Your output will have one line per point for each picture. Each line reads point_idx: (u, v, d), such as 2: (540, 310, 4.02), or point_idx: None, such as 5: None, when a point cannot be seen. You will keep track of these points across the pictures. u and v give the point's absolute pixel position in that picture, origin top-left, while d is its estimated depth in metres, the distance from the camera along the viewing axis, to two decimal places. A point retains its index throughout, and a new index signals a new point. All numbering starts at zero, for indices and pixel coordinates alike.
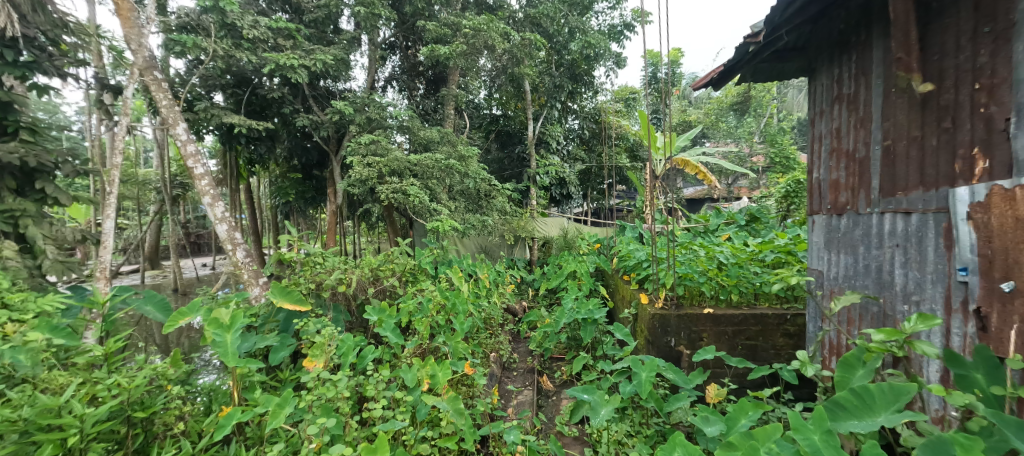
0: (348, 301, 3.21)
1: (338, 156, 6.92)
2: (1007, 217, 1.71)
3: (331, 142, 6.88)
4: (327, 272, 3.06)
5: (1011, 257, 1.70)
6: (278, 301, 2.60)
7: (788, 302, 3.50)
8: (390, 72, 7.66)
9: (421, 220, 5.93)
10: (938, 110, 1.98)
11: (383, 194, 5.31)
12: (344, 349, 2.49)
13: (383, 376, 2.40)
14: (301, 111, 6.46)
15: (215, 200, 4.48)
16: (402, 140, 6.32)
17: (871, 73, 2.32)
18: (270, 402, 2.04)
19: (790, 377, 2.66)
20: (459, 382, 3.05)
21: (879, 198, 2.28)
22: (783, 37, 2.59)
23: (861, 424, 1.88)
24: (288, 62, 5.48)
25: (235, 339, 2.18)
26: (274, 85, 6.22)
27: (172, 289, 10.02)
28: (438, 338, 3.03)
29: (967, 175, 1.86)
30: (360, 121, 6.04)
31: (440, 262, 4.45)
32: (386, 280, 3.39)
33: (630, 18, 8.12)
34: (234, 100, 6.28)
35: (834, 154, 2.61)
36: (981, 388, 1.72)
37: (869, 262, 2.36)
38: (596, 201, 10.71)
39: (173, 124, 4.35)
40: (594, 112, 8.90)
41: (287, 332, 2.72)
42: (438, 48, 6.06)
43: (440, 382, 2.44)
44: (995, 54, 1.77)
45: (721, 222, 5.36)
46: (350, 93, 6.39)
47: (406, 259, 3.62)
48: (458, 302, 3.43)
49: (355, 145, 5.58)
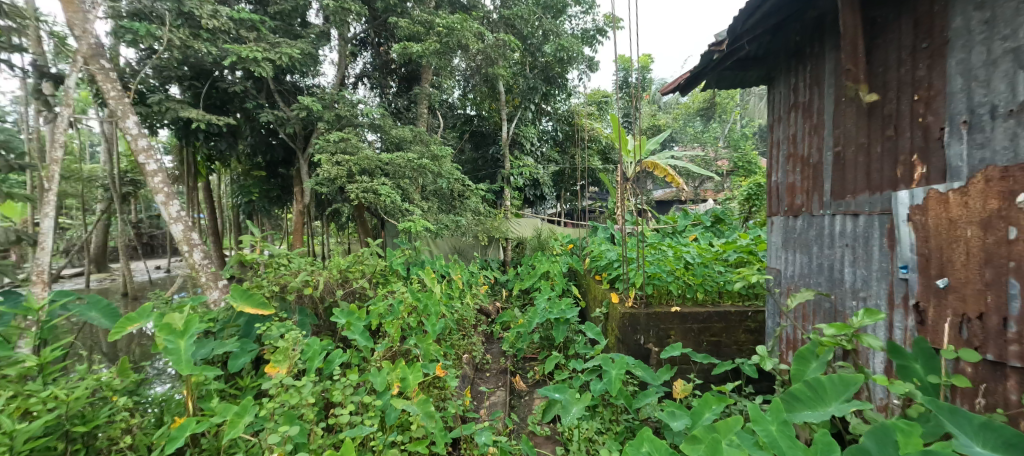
0: (316, 304, 3.17)
1: (306, 154, 6.76)
2: (941, 219, 1.84)
3: (298, 139, 6.73)
4: (292, 275, 3.00)
5: (945, 255, 1.84)
6: (238, 305, 2.54)
7: (749, 299, 3.68)
8: (361, 69, 7.55)
9: (393, 220, 5.88)
10: (882, 118, 2.11)
11: (352, 193, 5.23)
12: (310, 353, 2.47)
13: (352, 381, 2.40)
14: (265, 106, 6.30)
15: (169, 198, 4.29)
16: (373, 138, 6.24)
17: (824, 83, 2.47)
18: (228, 411, 2.01)
19: (751, 372, 2.75)
20: (431, 384, 3.07)
21: (830, 201, 2.42)
22: (744, 47, 2.71)
23: (813, 414, 1.99)
24: (251, 54, 5.34)
25: (189, 346, 2.13)
26: (237, 79, 6.08)
27: (121, 293, 9.53)
28: (409, 340, 3.04)
29: (907, 180, 2.00)
30: (329, 118, 5.90)
31: (412, 262, 4.46)
32: (356, 282, 3.37)
33: (602, 24, 8.30)
34: (192, 94, 6.09)
35: (791, 159, 2.75)
36: (919, 377, 1.84)
37: (822, 261, 2.51)
38: (568, 203, 10.84)
39: (122, 117, 4.16)
40: (567, 115, 9.00)
41: (248, 338, 2.66)
42: (411, 46, 5.98)
43: (410, 384, 2.45)
44: (931, 68, 1.90)
45: (688, 223, 5.54)
46: (319, 90, 6.27)
47: (376, 260, 3.61)
48: (431, 304, 3.42)
49: (323, 142, 5.44)
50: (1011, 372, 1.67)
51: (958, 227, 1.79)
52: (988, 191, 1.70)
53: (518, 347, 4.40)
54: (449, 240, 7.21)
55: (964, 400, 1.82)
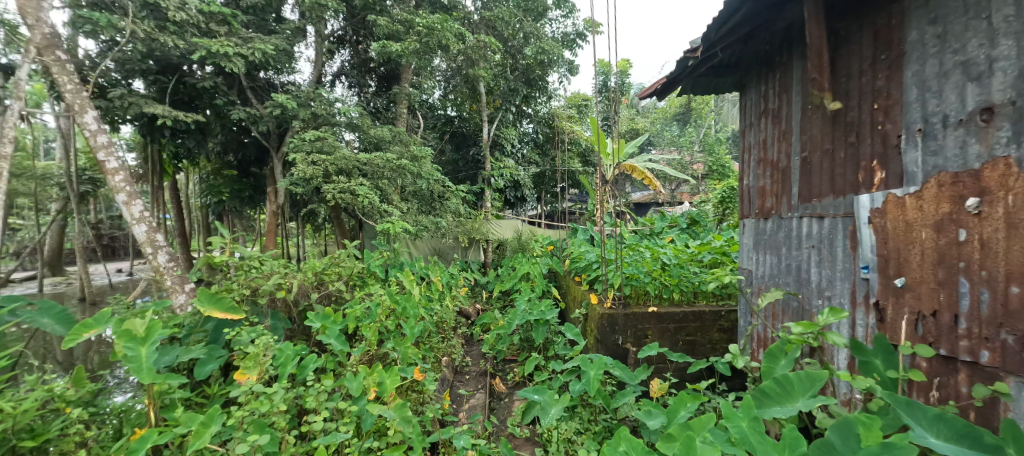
0: (289, 308, 3.11)
1: (280, 153, 6.64)
2: (899, 222, 1.94)
3: (272, 138, 6.59)
4: (264, 277, 2.94)
5: (902, 257, 1.94)
6: (206, 310, 2.49)
7: (723, 299, 3.79)
8: (339, 66, 7.48)
9: (371, 221, 5.82)
10: (845, 125, 2.21)
11: (329, 194, 5.17)
12: (282, 359, 2.41)
13: (325, 387, 2.38)
14: (237, 103, 6.14)
15: (131, 198, 4.16)
16: (351, 138, 6.17)
17: (792, 91, 2.57)
18: (194, 421, 1.96)
19: (724, 370, 2.81)
20: (410, 388, 3.08)
21: (798, 204, 2.52)
22: (717, 54, 2.80)
23: (782, 410, 2.07)
24: (220, 49, 5.18)
25: (150, 353, 2.04)
26: (206, 74, 5.89)
27: (79, 298, 9.14)
28: (387, 344, 3.03)
29: (868, 185, 2.10)
30: (305, 117, 5.80)
31: (391, 264, 4.44)
32: (331, 285, 3.33)
33: (582, 28, 8.40)
34: (158, 89, 5.84)
35: (761, 164, 2.85)
36: (879, 373, 1.92)
37: (791, 262, 2.61)
38: (548, 205, 10.92)
39: (79, 111, 4.00)
40: (548, 117, 9.08)
41: (216, 344, 2.63)
42: (390, 45, 5.91)
43: (386, 390, 2.46)
44: (889, 79, 2.01)
45: (664, 225, 5.67)
46: (294, 87, 6.16)
47: (353, 262, 3.58)
48: (409, 306, 3.42)
49: (298, 141, 5.36)
50: (962, 366, 1.76)
51: (914, 229, 1.89)
52: (941, 196, 1.79)
53: (498, 349, 4.42)
54: (429, 241, 7.23)
55: (920, 394, 1.91)
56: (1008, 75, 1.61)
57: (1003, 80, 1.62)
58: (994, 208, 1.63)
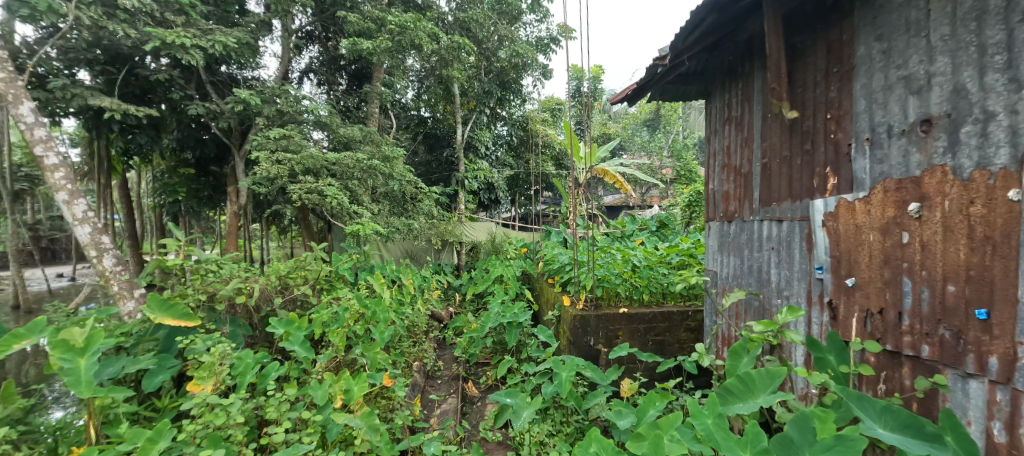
0: (250, 313, 3.06)
1: (242, 151, 6.38)
2: (850, 225, 2.06)
3: (234, 135, 6.34)
4: (223, 281, 2.90)
5: (852, 258, 2.06)
6: (158, 318, 2.38)
7: (690, 300, 3.92)
8: (307, 63, 7.33)
9: (340, 222, 5.73)
10: (801, 134, 2.33)
11: (295, 194, 5.07)
12: (241, 368, 2.36)
13: (288, 396, 2.35)
14: (195, 98, 5.85)
15: (74, 196, 3.52)
16: (319, 136, 6.03)
17: (753, 100, 2.69)
18: (139, 437, 1.87)
19: (690, 368, 2.86)
20: (379, 395, 3.06)
21: (759, 208, 2.64)
22: (684, 63, 2.90)
23: (744, 406, 2.15)
24: (177, 40, 4.93)
25: (90, 364, 1.93)
26: (161, 67, 5.60)
27: (15, 305, 8.53)
28: (355, 349, 3.00)
29: (822, 190, 2.22)
30: (269, 114, 5.61)
31: (361, 267, 4.41)
32: (296, 289, 3.27)
33: (556, 33, 8.52)
34: (105, 80, 5.41)
35: (725, 169, 2.98)
36: (833, 368, 2.02)
37: (752, 263, 2.73)
38: (521, 208, 10.98)
39: (13, 102, 3.46)
40: (522, 120, 9.17)
41: (168, 353, 2.51)
42: (360, 42, 5.80)
43: (354, 397, 2.44)
44: (841, 90, 2.13)
45: (635, 228, 5.81)
46: (258, 83, 5.96)
47: (319, 265, 3.51)
48: (379, 310, 3.44)
49: (262, 139, 5.21)
50: (906, 360, 1.88)
51: (863, 232, 2.01)
52: (886, 201, 1.92)
53: (471, 353, 4.44)
54: (402, 244, 7.29)
55: (868, 387, 2.03)
56: (944, 90, 1.73)
57: (940, 94, 1.74)
58: (933, 213, 1.75)
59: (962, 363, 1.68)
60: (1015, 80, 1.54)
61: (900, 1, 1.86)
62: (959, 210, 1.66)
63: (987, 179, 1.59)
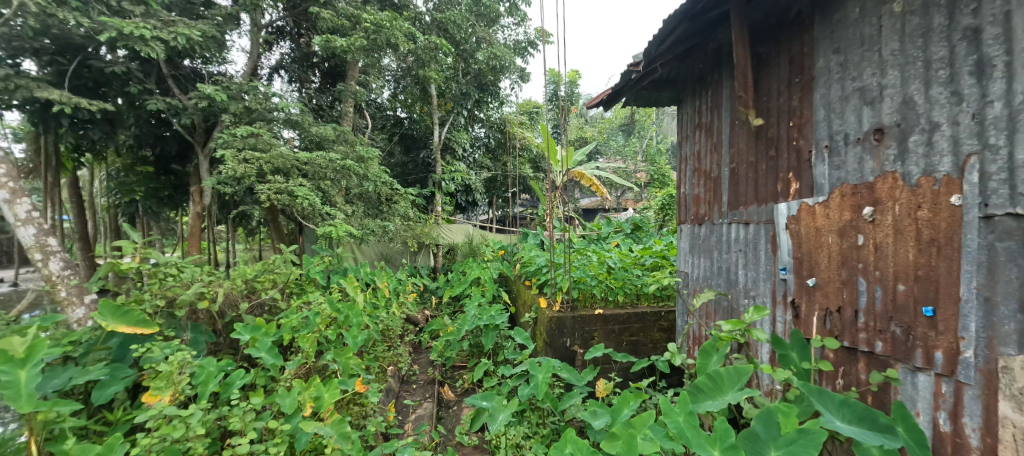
0: (213, 319, 2.93)
1: (207, 150, 5.78)
2: (811, 228, 2.17)
3: (198, 133, 5.71)
4: (184, 286, 2.78)
5: (813, 260, 2.17)
6: (111, 325, 2.26)
7: (663, 301, 4.02)
8: (277, 59, 7.07)
9: (311, 224, 5.64)
10: (766, 140, 2.43)
11: (263, 194, 4.86)
12: (203, 377, 2.31)
13: (253, 405, 2.31)
14: (156, 93, 5.17)
15: (18, 194, 3.14)
16: (290, 136, 5.80)
17: (721, 107, 2.79)
18: (90, 450, 1.81)
19: (663, 367, 2.92)
20: (351, 402, 3.05)
21: (727, 211, 2.75)
22: (657, 69, 2.99)
23: (714, 403, 2.22)
24: (134, 31, 4.33)
25: (31, 376, 1.80)
26: (116, 58, 4.89)
27: None
28: (326, 355, 2.98)
29: (785, 195, 2.33)
30: (236, 111, 5.16)
31: (333, 271, 4.38)
32: (264, 294, 3.22)
33: (533, 37, 8.60)
34: (54, 71, 4.63)
35: (696, 173, 3.08)
36: (796, 364, 2.11)
37: (721, 264, 2.83)
38: (499, 210, 11.01)
39: None
40: (499, 123, 9.23)
41: (122, 362, 2.35)
42: (334, 39, 5.62)
43: (324, 404, 2.46)
44: (802, 100, 2.23)
45: (611, 230, 5.93)
46: (224, 79, 5.44)
47: (289, 269, 3.47)
48: (352, 315, 3.35)
49: (228, 137, 4.92)
50: (861, 356, 1.99)
51: (822, 235, 2.12)
52: (844, 205, 2.03)
53: (447, 356, 4.43)
54: (377, 246, 7.22)
55: (828, 382, 2.13)
56: (894, 101, 1.83)
57: (891, 106, 1.85)
58: (885, 216, 1.86)
59: (911, 357, 1.78)
60: (956, 94, 1.65)
61: (856, 17, 1.97)
62: (908, 214, 1.77)
63: (932, 185, 1.70)
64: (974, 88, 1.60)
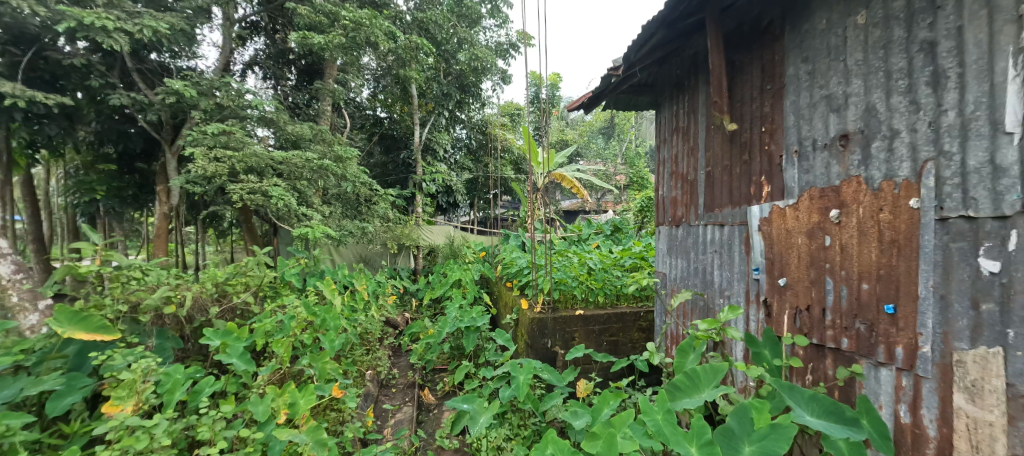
0: (181, 324, 2.86)
1: (174, 147, 5.41)
2: (782, 230, 2.25)
3: (164, 130, 5.34)
4: (148, 290, 2.72)
5: (784, 260, 2.25)
6: (68, 332, 2.18)
7: (641, 301, 4.10)
8: (251, 56, 6.79)
9: (286, 225, 5.43)
10: (740, 145, 2.51)
11: (235, 194, 4.68)
12: (169, 385, 2.27)
13: (223, 414, 2.29)
14: (119, 88, 4.85)
15: None
16: (264, 133, 5.59)
17: (697, 112, 2.87)
18: None
19: (642, 366, 2.97)
20: (328, 407, 3.06)
21: (704, 213, 2.82)
22: (636, 74, 3.05)
23: (691, 401, 2.27)
24: (95, 22, 4.08)
25: None
26: (76, 50, 4.57)
27: None
28: (301, 360, 2.96)
29: (757, 197, 2.41)
30: (206, 108, 4.85)
31: (310, 273, 4.33)
32: (236, 297, 3.10)
33: (515, 39, 8.64)
34: (6, 63, 4.28)
35: (674, 176, 3.16)
36: (768, 361, 2.19)
37: (698, 265, 2.91)
38: (480, 211, 11.02)
39: None
40: (481, 124, 9.25)
41: (79, 371, 2.24)
42: (311, 36, 5.56)
43: (299, 411, 2.47)
44: (773, 106, 2.32)
45: (591, 232, 6.01)
46: (193, 74, 5.08)
47: (263, 271, 3.40)
48: (329, 318, 3.34)
49: (196, 134, 4.66)
50: (829, 352, 2.07)
51: (793, 236, 2.20)
52: (812, 208, 2.11)
53: (428, 359, 4.43)
54: (356, 248, 7.15)
55: (798, 378, 2.22)
56: (858, 109, 1.92)
57: (856, 113, 1.94)
58: (850, 218, 1.94)
59: (874, 353, 1.87)
60: (914, 103, 1.74)
61: (823, 27, 2.06)
62: (871, 216, 1.86)
63: (893, 189, 1.79)
64: (931, 97, 1.69)
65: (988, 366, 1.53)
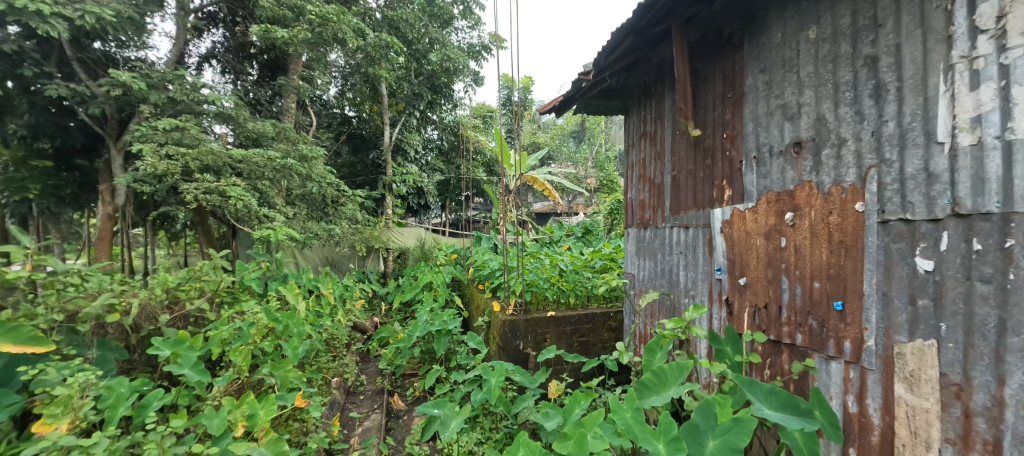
0: (126, 334, 2.74)
1: (120, 143, 4.95)
2: (742, 232, 2.36)
3: (110, 124, 4.86)
4: (88, 297, 2.56)
5: (744, 261, 2.36)
6: None
7: (611, 301, 4.20)
8: (209, 48, 6.42)
9: (246, 227, 5.27)
10: (704, 150, 2.62)
11: (190, 194, 4.46)
12: (111, 400, 2.20)
13: (174, 429, 2.22)
14: (57, 79, 4.37)
15: None
16: (223, 131, 5.28)
17: (664, 117, 2.97)
18: None
19: (612, 365, 3.04)
20: (290, 418, 2.99)
21: (670, 216, 2.92)
22: (606, 79, 3.13)
23: (658, 398, 2.34)
24: (30, 5, 3.70)
25: None
26: (7, 34, 4.09)
27: None
28: (262, 370, 2.91)
29: (720, 200, 2.52)
30: (158, 101, 4.54)
31: (274, 276, 4.23)
32: (189, 304, 3.04)
33: (487, 41, 8.67)
34: None
35: (642, 180, 3.25)
36: (730, 358, 2.28)
37: (664, 266, 3.01)
38: (452, 213, 10.99)
39: None
40: (452, 125, 9.24)
41: (7, 387, 2.12)
42: (273, 30, 5.32)
43: (259, 423, 2.45)
44: (734, 114, 2.43)
45: (562, 234, 6.10)
46: (142, 65, 4.71)
47: (219, 276, 3.26)
48: (292, 324, 3.29)
49: (146, 129, 4.39)
50: (784, 348, 2.18)
51: (752, 237, 2.31)
52: (769, 210, 2.23)
53: (397, 364, 4.39)
54: (323, 250, 7.02)
55: (757, 372, 2.33)
56: (810, 118, 2.04)
57: (808, 122, 2.06)
58: (804, 221, 2.06)
59: (825, 347, 1.99)
60: (859, 113, 1.86)
61: (779, 40, 2.17)
62: (823, 219, 1.98)
63: (841, 193, 1.91)
64: (873, 109, 1.81)
65: (925, 357, 1.66)
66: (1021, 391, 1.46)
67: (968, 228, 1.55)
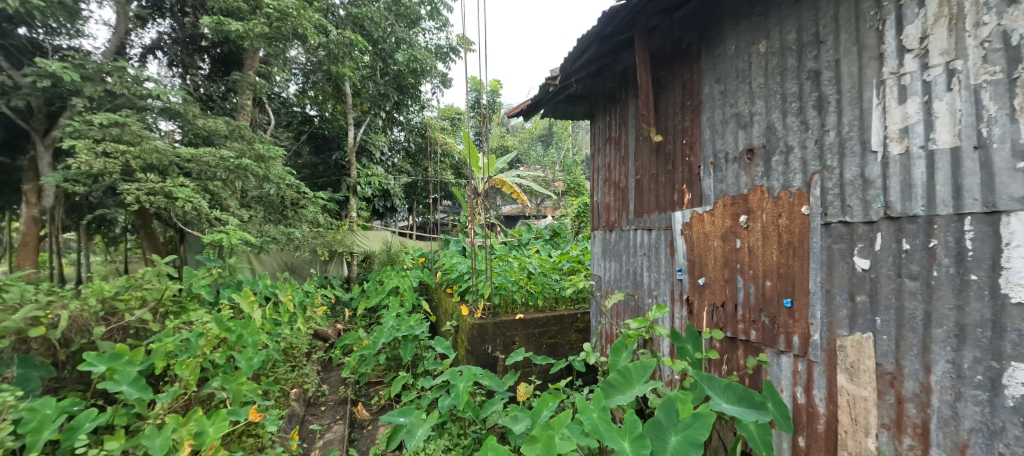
0: (55, 348, 2.57)
1: (47, 139, 4.59)
2: (700, 234, 2.47)
3: (36, 118, 4.50)
4: (8, 311, 2.44)
5: (703, 261, 2.47)
6: None
7: (579, 303, 4.28)
8: (154, 39, 6.00)
9: (195, 231, 5.05)
10: (666, 155, 2.73)
11: (131, 195, 4.23)
12: (34, 423, 2.10)
13: (109, 451, 2.17)
14: None
15: None
16: (170, 128, 5.03)
17: (628, 123, 3.08)
18: None
19: (580, 367, 3.09)
20: (244, 433, 2.91)
21: (634, 219, 3.02)
22: (572, 84, 3.22)
23: (623, 397, 2.41)
24: None
25: None
26: None
27: None
28: (212, 383, 2.83)
29: (680, 204, 2.63)
30: (94, 94, 4.27)
31: (226, 283, 4.10)
32: (128, 315, 2.89)
33: (455, 42, 8.68)
34: None
35: (607, 183, 3.35)
36: (690, 355, 2.38)
37: (629, 267, 3.10)
38: (419, 216, 10.88)
39: None
40: (420, 126, 9.18)
41: None
42: (227, 22, 5.15)
43: (206, 441, 2.39)
44: (693, 121, 2.54)
45: (530, 237, 6.18)
46: (74, 53, 4.42)
47: (164, 283, 3.13)
48: (246, 333, 3.20)
49: (79, 125, 4.10)
50: (740, 344, 2.30)
51: (710, 238, 2.43)
52: (725, 213, 2.34)
53: (362, 372, 4.32)
54: (282, 255, 6.82)
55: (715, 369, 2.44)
56: (761, 126, 2.17)
57: (759, 130, 2.18)
58: (756, 223, 2.18)
59: (777, 342, 2.11)
60: (804, 122, 1.99)
61: (732, 53, 2.30)
62: (773, 221, 2.10)
63: (789, 197, 2.04)
64: (816, 118, 1.94)
65: (864, 349, 1.79)
66: (944, 378, 1.59)
67: (898, 230, 1.68)
